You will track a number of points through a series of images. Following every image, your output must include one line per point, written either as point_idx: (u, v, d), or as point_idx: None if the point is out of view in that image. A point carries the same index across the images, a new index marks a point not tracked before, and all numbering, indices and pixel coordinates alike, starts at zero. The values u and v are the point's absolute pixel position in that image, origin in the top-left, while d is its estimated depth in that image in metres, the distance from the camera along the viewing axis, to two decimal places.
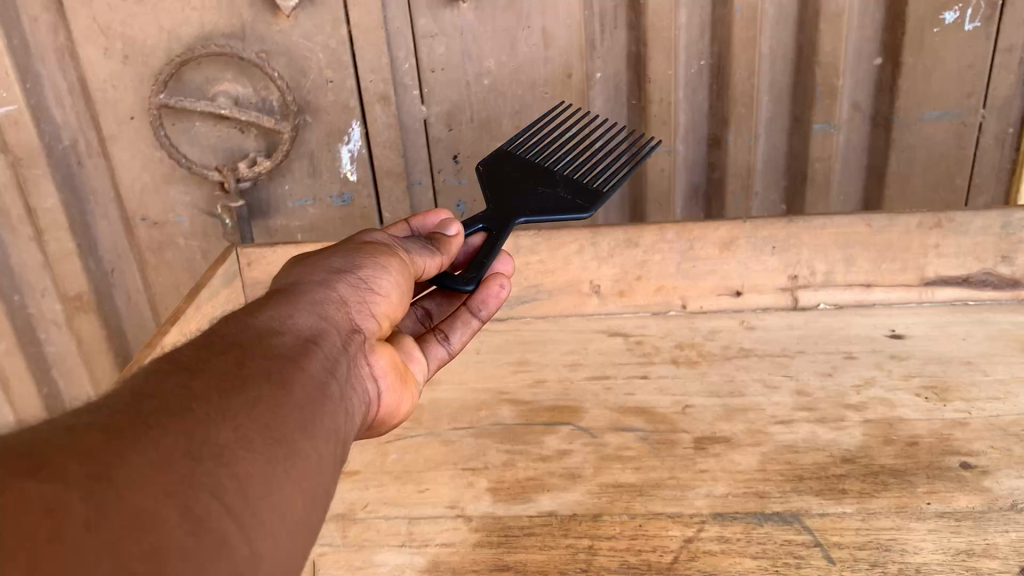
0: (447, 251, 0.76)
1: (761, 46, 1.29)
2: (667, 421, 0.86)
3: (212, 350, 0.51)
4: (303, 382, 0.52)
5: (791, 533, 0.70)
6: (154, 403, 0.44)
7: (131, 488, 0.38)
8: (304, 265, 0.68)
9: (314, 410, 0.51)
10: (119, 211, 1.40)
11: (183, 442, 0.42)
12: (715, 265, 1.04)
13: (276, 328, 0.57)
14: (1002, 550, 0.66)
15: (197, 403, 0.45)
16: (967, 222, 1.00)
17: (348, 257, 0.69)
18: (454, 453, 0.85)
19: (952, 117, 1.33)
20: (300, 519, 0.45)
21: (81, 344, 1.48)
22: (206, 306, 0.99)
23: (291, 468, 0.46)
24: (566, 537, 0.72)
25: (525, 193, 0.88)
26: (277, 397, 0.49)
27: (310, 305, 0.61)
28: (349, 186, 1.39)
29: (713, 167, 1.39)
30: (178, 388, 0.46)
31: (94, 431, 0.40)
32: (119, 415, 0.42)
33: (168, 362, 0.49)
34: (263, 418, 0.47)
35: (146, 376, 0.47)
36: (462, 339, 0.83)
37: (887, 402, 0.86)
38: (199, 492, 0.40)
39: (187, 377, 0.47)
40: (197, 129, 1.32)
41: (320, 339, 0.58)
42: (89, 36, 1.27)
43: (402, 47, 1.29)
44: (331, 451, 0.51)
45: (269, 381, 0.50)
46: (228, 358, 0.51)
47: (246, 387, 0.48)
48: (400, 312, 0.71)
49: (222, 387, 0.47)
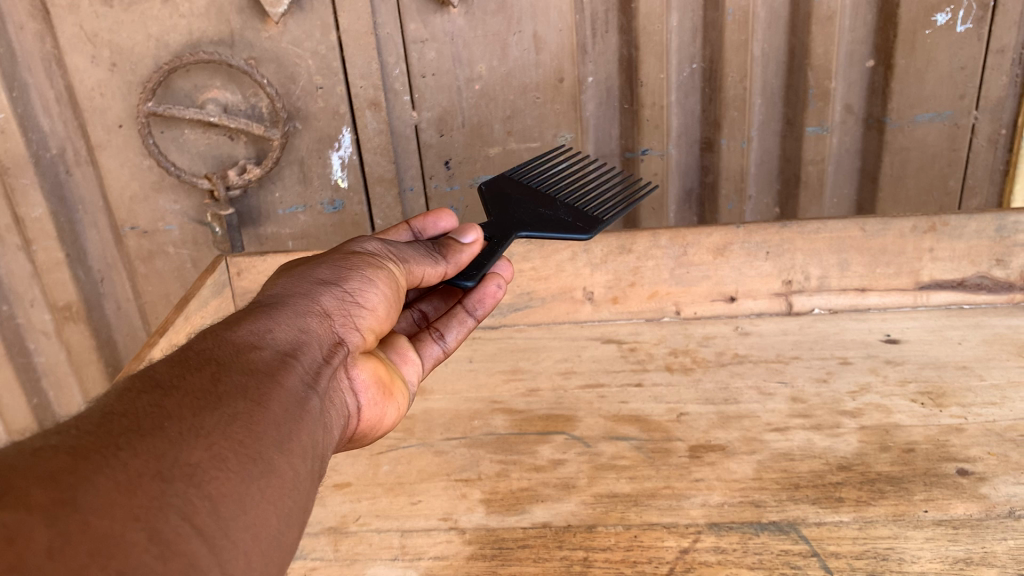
0: (452, 260, 0.74)
1: (753, 49, 1.28)
2: (662, 429, 0.85)
3: (187, 366, 0.51)
4: (280, 399, 0.52)
5: (787, 543, 0.69)
6: (125, 422, 0.43)
7: (98, 512, 0.37)
8: (289, 276, 0.68)
9: (290, 427, 0.50)
10: (108, 220, 1.38)
11: (154, 462, 0.41)
12: (709, 270, 1.04)
13: (257, 342, 0.56)
14: (1001, 558, 0.66)
15: (169, 422, 0.44)
16: (961, 226, 1.00)
17: (335, 268, 0.69)
18: (447, 463, 0.84)
19: (944, 119, 1.32)
20: (275, 538, 0.45)
21: (70, 354, 1.47)
22: (195, 316, 0.98)
23: (265, 487, 0.45)
24: (560, 549, 0.71)
25: (525, 209, 0.86)
26: (252, 415, 0.48)
27: (292, 317, 0.61)
28: (339, 193, 1.38)
29: (706, 171, 1.38)
30: (150, 407, 0.45)
31: (60, 453, 0.39)
32: (89, 436, 0.41)
33: (141, 379, 0.48)
34: (237, 436, 0.46)
35: (118, 394, 0.46)
36: (458, 338, 0.83)
37: (882, 408, 0.85)
38: (169, 513, 0.39)
39: (159, 396, 0.46)
40: (185, 136, 1.31)
41: (300, 353, 0.58)
42: (76, 44, 1.26)
43: (392, 52, 1.29)
44: (307, 468, 0.50)
45: (245, 398, 0.49)
46: (203, 374, 0.50)
47: (220, 405, 0.48)
48: (386, 324, 0.70)
49: (195, 405, 0.47)
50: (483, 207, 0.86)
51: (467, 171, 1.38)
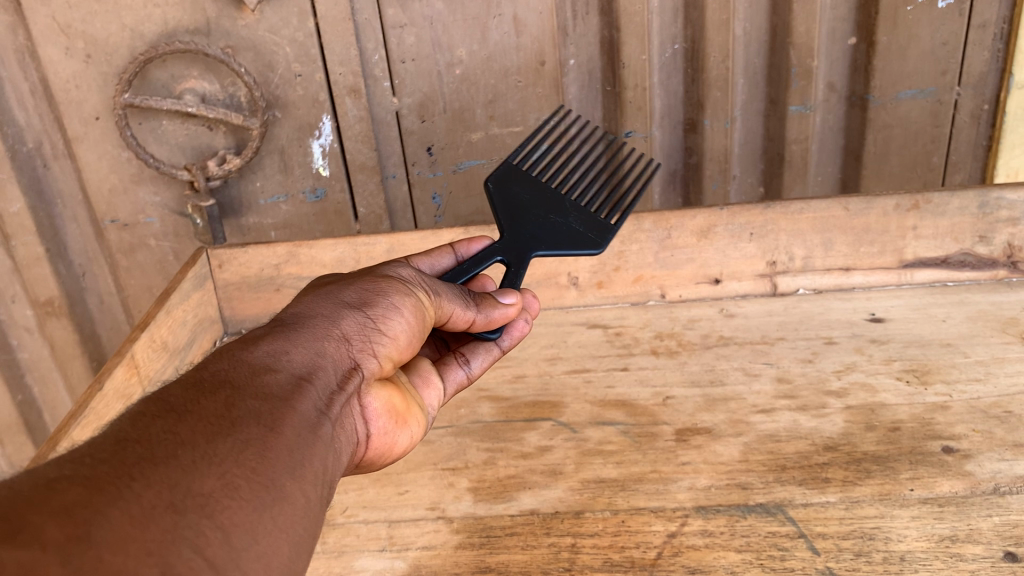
0: (483, 311, 0.72)
1: (734, 28, 1.28)
2: (648, 413, 0.85)
3: (201, 389, 0.49)
4: (294, 424, 0.50)
5: (774, 525, 0.69)
6: (139, 451, 0.42)
7: (112, 548, 0.36)
8: (317, 293, 0.66)
9: (303, 454, 0.49)
10: (87, 214, 1.37)
11: (166, 493, 0.40)
12: (693, 253, 1.03)
13: (272, 364, 0.54)
14: (986, 535, 0.66)
15: (183, 449, 0.43)
16: (945, 203, 0.99)
17: (362, 290, 0.66)
18: (434, 453, 0.83)
19: (927, 96, 1.32)
20: (286, 569, 0.43)
21: (54, 349, 1.47)
22: (177, 310, 0.97)
23: (277, 514, 0.44)
24: (548, 535, 0.71)
25: (539, 220, 0.84)
26: (266, 441, 0.47)
27: (310, 339, 0.59)
28: (321, 181, 1.37)
29: (690, 152, 1.37)
30: (164, 433, 0.44)
31: (75, 484, 0.38)
32: (103, 465, 0.40)
33: (155, 402, 0.47)
34: (250, 463, 0.45)
35: (131, 418, 0.45)
36: (482, 366, 0.79)
37: (868, 387, 0.85)
38: (181, 546, 0.38)
39: (173, 421, 0.45)
40: (164, 127, 1.30)
41: (315, 376, 0.56)
42: (49, 35, 1.24)
43: (371, 38, 1.27)
44: (318, 494, 0.49)
45: (259, 424, 0.48)
46: (218, 399, 0.48)
47: (233, 430, 0.46)
48: (408, 353, 0.67)
49: (208, 431, 0.45)
50: (495, 217, 0.83)
51: (450, 156, 1.37)
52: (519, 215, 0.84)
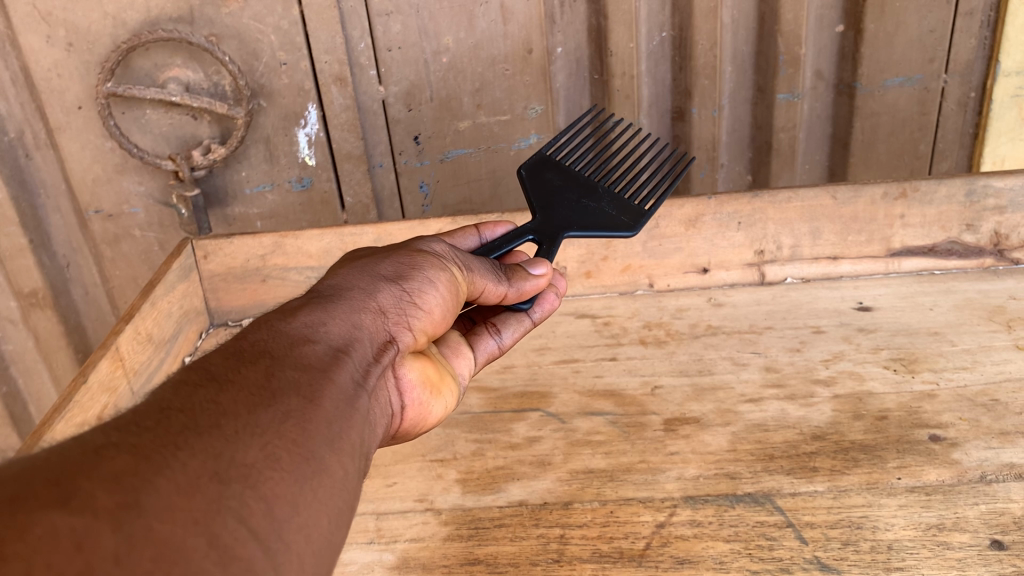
0: (515, 284, 0.73)
1: (722, 16, 1.27)
2: (637, 403, 0.85)
3: (241, 359, 0.48)
4: (333, 395, 0.49)
5: (763, 514, 0.70)
6: (182, 419, 0.41)
7: (160, 518, 0.35)
8: (352, 267, 0.65)
9: (342, 426, 0.48)
10: (71, 204, 1.36)
11: (210, 464, 0.39)
12: (681, 242, 1.03)
13: (310, 335, 0.54)
14: (973, 523, 0.66)
15: (225, 419, 0.42)
16: (931, 191, 0.99)
17: (396, 264, 0.66)
18: (422, 444, 0.83)
19: (914, 84, 1.32)
20: (326, 541, 0.42)
21: (39, 341, 1.45)
22: (162, 302, 0.96)
23: (318, 486, 0.43)
24: (537, 526, 0.71)
25: (569, 207, 0.83)
26: (306, 412, 0.46)
27: (346, 311, 0.58)
28: (307, 170, 1.36)
29: (678, 140, 1.37)
30: (207, 403, 0.43)
31: (121, 452, 0.37)
32: (148, 433, 0.39)
33: (196, 371, 0.46)
34: (291, 434, 0.44)
35: (173, 387, 0.44)
36: (514, 336, 0.78)
37: (856, 376, 0.85)
38: (226, 517, 0.37)
39: (215, 391, 0.44)
40: (147, 117, 1.28)
41: (352, 348, 0.55)
42: (29, 23, 1.22)
43: (356, 26, 1.26)
44: (356, 467, 0.48)
45: (299, 394, 0.47)
46: (258, 369, 0.48)
47: (274, 401, 0.46)
48: (442, 328, 0.67)
49: (250, 401, 0.45)
50: (528, 201, 0.83)
51: (437, 145, 1.36)
52: (550, 201, 0.83)
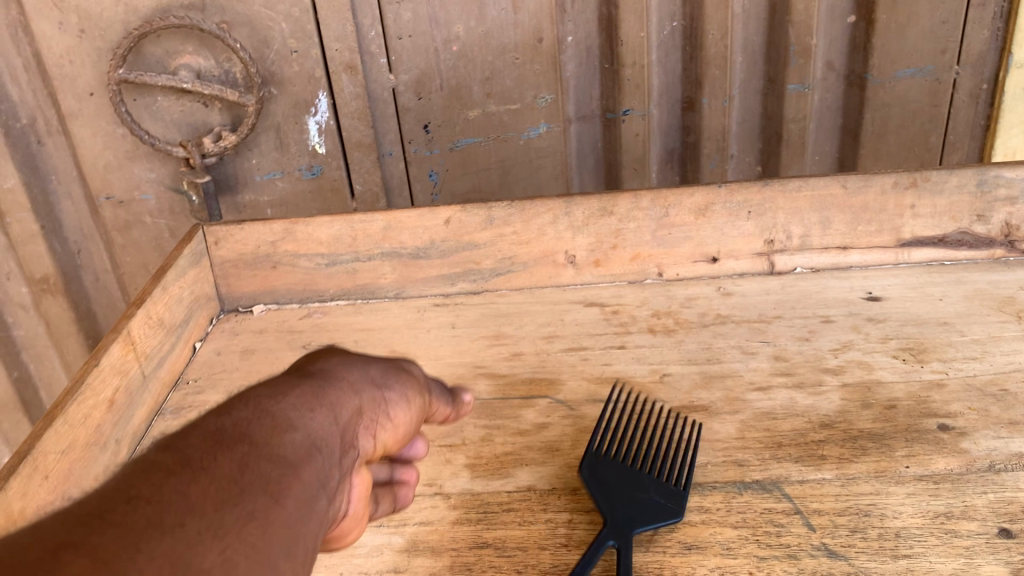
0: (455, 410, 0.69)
1: (733, 6, 1.27)
2: (645, 391, 0.85)
3: (216, 441, 0.41)
4: (303, 501, 0.42)
5: (770, 501, 0.70)
6: (141, 515, 0.35)
7: None
8: (335, 360, 0.57)
9: (307, 538, 0.41)
10: (82, 191, 1.37)
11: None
12: (691, 231, 1.03)
13: (291, 421, 0.46)
14: (981, 512, 0.66)
15: (189, 519, 0.36)
16: (942, 181, 0.99)
17: (382, 368, 0.59)
18: (431, 430, 0.83)
19: (926, 74, 1.32)
20: None
21: (50, 327, 1.46)
22: (173, 287, 0.97)
23: None
24: (545, 511, 0.71)
25: None
26: (275, 518, 0.40)
27: (331, 401, 0.51)
28: (317, 158, 1.36)
29: (688, 130, 1.37)
30: (175, 496, 0.37)
31: (81, 556, 0.31)
32: (99, 533, 0.33)
33: (166, 453, 0.39)
34: (254, 542, 0.38)
35: (136, 471, 0.37)
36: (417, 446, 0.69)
37: (864, 365, 0.85)
38: None
39: (187, 480, 0.38)
40: (159, 104, 1.29)
41: (331, 445, 0.47)
42: (41, 10, 1.23)
43: (367, 13, 1.26)
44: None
45: (270, 495, 0.40)
46: (234, 458, 0.41)
47: (243, 499, 0.39)
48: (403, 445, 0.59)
49: (220, 498, 0.38)
50: None
51: (447, 134, 1.37)
52: None
